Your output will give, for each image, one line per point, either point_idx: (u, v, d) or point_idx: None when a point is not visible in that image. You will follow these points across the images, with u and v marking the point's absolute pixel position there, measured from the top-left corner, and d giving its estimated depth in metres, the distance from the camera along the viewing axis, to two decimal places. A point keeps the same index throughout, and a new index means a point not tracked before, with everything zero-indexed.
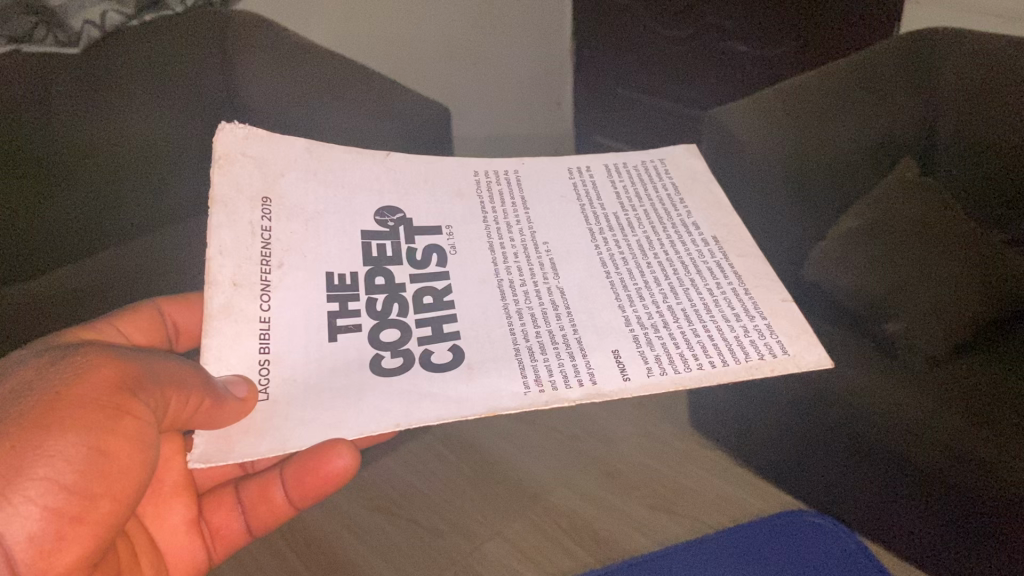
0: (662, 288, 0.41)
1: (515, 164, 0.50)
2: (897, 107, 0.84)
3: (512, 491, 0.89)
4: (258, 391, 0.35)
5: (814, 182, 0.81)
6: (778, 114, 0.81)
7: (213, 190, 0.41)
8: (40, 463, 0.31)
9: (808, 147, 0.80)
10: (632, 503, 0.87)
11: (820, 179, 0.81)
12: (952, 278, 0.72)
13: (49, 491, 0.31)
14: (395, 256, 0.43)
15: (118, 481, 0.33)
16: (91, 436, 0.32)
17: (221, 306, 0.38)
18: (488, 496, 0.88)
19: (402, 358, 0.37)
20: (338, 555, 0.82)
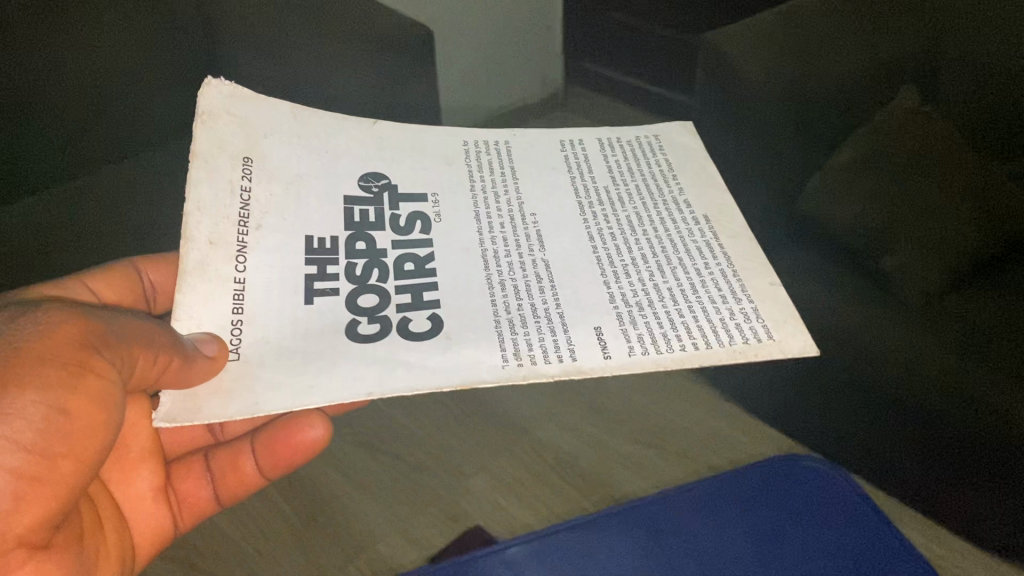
0: (649, 266, 0.40)
1: (507, 135, 0.48)
2: (901, 35, 0.82)
3: (499, 427, 0.88)
4: (229, 350, 0.35)
5: (813, 111, 0.79)
6: (776, 44, 0.79)
7: (195, 143, 0.40)
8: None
9: (807, 80, 0.78)
10: (621, 440, 0.86)
11: (819, 106, 0.79)
12: (947, 213, 0.72)
13: (8, 451, 0.30)
14: (377, 221, 0.42)
15: (81, 442, 0.32)
16: (51, 397, 0.31)
17: (195, 264, 0.37)
18: (474, 430, 0.87)
19: (379, 324, 0.37)
20: (319, 488, 0.82)
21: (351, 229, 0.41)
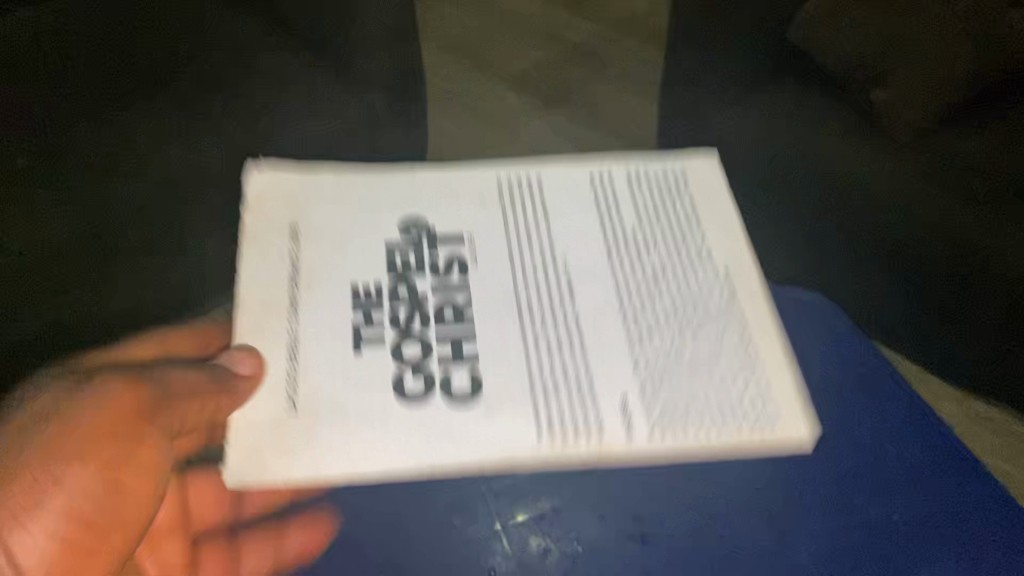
0: (672, 329, 0.43)
1: (538, 166, 0.50)
2: None
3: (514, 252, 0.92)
4: (287, 405, 0.39)
5: None
6: None
7: (246, 229, 0.44)
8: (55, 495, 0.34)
9: None
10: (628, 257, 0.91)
11: None
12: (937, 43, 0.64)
13: (67, 518, 0.35)
14: (418, 264, 0.44)
15: (129, 508, 0.37)
16: (103, 470, 0.35)
17: (253, 331, 0.41)
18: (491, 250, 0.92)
19: (423, 378, 0.40)
20: None
21: (393, 273, 0.44)
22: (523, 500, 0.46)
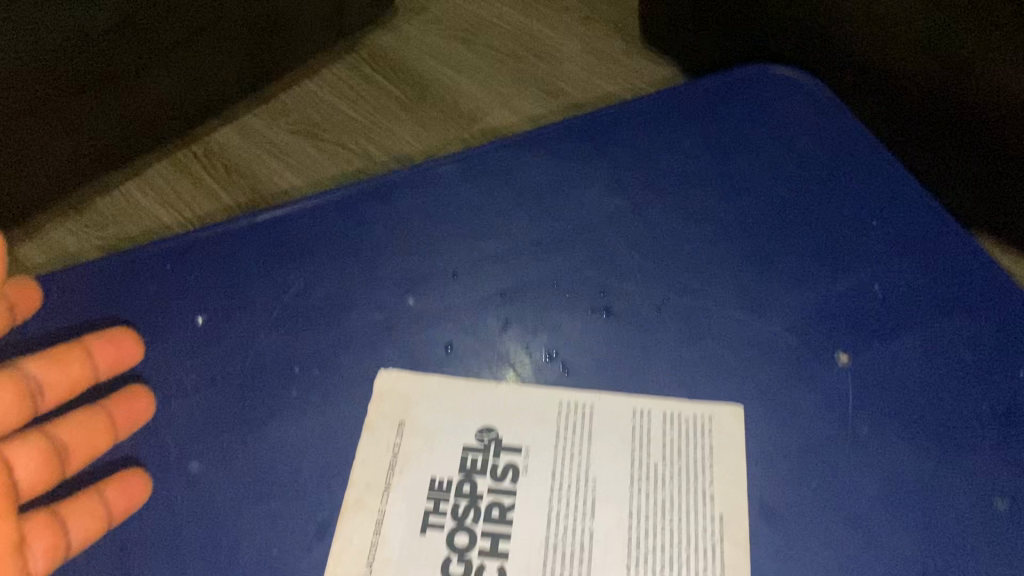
0: (665, 558, 0.55)
1: (594, 398, 0.63)
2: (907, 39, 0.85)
3: None
4: (366, 565, 0.55)
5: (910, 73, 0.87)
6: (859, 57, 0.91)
7: (368, 417, 0.62)
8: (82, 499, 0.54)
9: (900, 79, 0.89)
10: None
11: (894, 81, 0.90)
12: None
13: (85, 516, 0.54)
14: (482, 469, 0.59)
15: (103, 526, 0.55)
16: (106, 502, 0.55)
17: (354, 500, 0.58)
18: None
19: (463, 564, 0.55)
20: None
21: (463, 473, 0.59)
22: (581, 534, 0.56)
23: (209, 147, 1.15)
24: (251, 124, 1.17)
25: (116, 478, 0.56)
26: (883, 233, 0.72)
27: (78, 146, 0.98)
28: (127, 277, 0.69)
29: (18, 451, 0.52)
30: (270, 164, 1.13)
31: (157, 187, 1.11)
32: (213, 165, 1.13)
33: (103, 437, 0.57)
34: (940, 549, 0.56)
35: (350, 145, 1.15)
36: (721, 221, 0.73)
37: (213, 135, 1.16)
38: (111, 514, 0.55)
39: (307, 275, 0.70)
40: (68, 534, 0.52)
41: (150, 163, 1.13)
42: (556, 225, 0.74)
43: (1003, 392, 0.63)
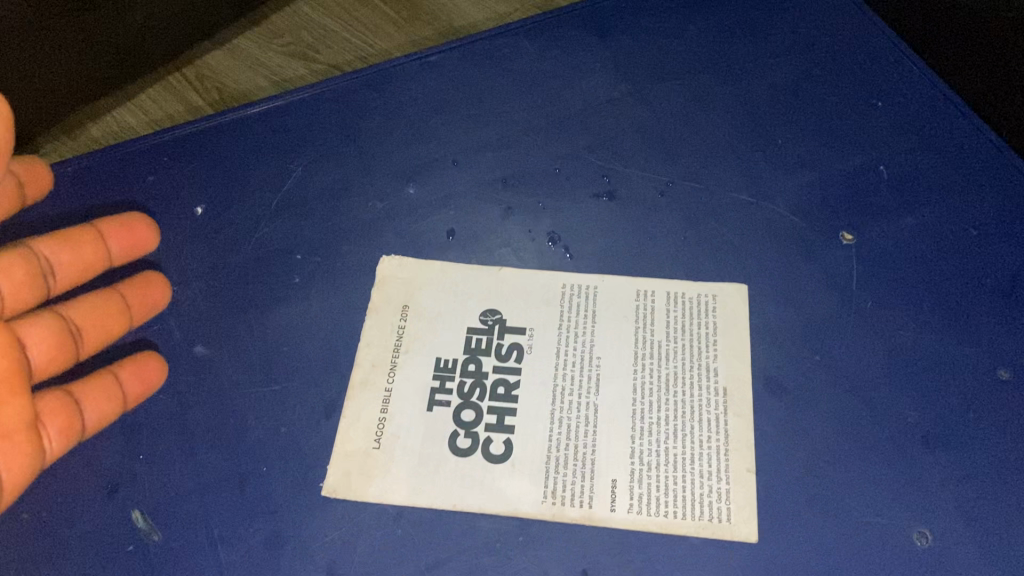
0: (668, 429, 0.56)
1: (598, 280, 0.63)
2: None
3: None
4: (375, 440, 0.56)
5: None
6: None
7: (372, 302, 0.62)
8: (100, 378, 0.54)
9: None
10: None
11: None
12: None
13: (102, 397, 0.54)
14: (487, 349, 0.60)
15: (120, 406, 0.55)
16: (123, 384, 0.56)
17: (361, 380, 0.59)
18: None
19: (470, 439, 0.56)
20: None
21: (467, 353, 0.60)
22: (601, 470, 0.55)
23: (201, 72, 0.96)
24: (244, 47, 0.98)
25: (132, 360, 0.57)
26: (890, 113, 0.70)
27: (68, 75, 0.82)
28: (128, 168, 0.70)
29: (32, 331, 0.51)
30: (268, 87, 0.95)
31: (151, 116, 0.94)
32: (204, 87, 0.95)
33: (118, 320, 0.57)
34: (943, 418, 0.56)
35: (346, 65, 0.96)
36: (724, 103, 0.72)
37: (206, 58, 0.97)
38: (126, 395, 0.56)
39: (303, 164, 0.70)
40: (85, 413, 0.53)
41: (140, 91, 0.95)
42: (556, 113, 0.72)
43: (1008, 265, 0.62)
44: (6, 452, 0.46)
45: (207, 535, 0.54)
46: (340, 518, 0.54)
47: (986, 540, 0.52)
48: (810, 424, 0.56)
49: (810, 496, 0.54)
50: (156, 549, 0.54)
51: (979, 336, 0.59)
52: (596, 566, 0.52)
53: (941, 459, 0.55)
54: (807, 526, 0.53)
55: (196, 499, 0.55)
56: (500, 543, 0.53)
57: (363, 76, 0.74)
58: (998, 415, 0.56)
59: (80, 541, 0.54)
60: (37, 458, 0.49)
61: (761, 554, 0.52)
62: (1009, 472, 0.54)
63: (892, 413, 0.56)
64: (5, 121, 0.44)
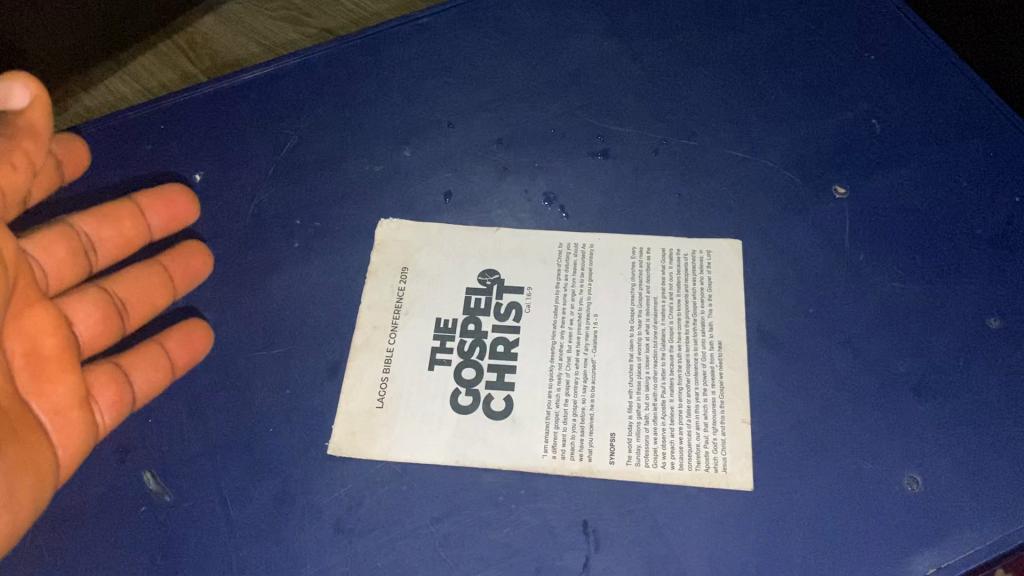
0: (664, 382, 0.57)
1: (594, 238, 0.64)
2: None
3: None
4: (378, 400, 0.58)
5: None
6: None
7: (371, 265, 0.63)
8: (145, 350, 0.56)
9: None
10: None
11: None
12: None
13: (147, 369, 0.55)
14: (485, 308, 0.61)
15: (167, 376, 0.57)
16: (170, 354, 0.57)
17: (363, 341, 0.60)
18: None
19: (471, 397, 0.58)
20: None
21: (466, 313, 0.61)
22: (598, 426, 0.56)
23: (193, 39, 0.96)
24: (236, 12, 0.97)
25: (179, 329, 0.58)
26: (883, 66, 0.70)
27: (54, 47, 0.82)
28: (125, 135, 0.71)
29: (79, 308, 0.54)
30: (260, 52, 0.95)
31: (144, 84, 0.93)
32: (196, 54, 0.95)
33: (162, 292, 0.58)
34: (935, 366, 0.57)
35: (338, 29, 0.95)
36: (718, 60, 0.72)
37: (198, 25, 0.97)
38: (175, 365, 0.57)
39: (300, 128, 0.70)
40: (134, 384, 0.55)
41: (132, 59, 0.95)
42: (550, 72, 0.72)
43: (998, 215, 0.63)
44: (60, 427, 0.50)
45: (217, 494, 0.55)
46: (346, 475, 0.55)
47: (974, 483, 0.53)
48: (803, 375, 0.57)
49: (803, 445, 0.55)
50: (168, 509, 0.55)
51: (969, 285, 0.60)
52: (596, 516, 0.53)
53: (931, 406, 0.56)
54: (800, 473, 0.54)
55: (205, 459, 0.56)
56: (502, 496, 0.54)
57: (356, 38, 0.74)
58: (988, 363, 0.57)
59: (94, 502, 0.56)
60: (90, 430, 0.52)
61: (756, 501, 0.53)
62: (998, 417, 0.55)
63: (883, 362, 0.58)
64: (44, 110, 0.49)
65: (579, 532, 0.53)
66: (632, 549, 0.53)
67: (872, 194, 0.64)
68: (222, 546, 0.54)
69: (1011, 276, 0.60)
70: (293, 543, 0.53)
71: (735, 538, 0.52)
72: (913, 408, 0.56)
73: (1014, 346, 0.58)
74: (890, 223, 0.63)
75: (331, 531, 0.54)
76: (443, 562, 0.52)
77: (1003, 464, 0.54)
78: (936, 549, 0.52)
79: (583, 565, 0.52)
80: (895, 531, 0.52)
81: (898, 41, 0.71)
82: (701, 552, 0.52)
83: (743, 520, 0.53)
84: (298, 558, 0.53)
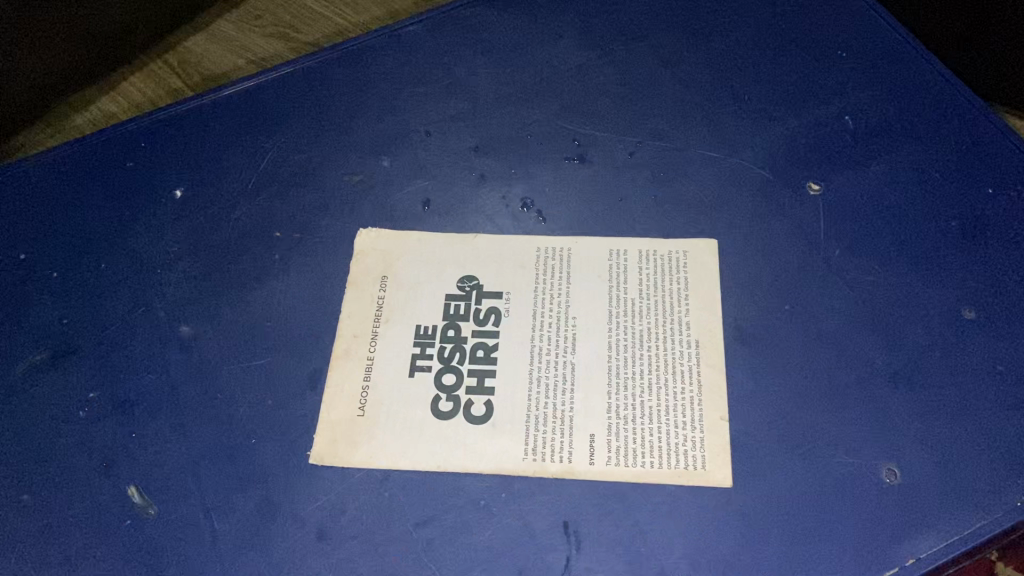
0: (643, 383, 0.58)
1: (572, 242, 0.64)
2: None
3: None
4: (360, 408, 0.58)
5: None
6: None
7: (351, 275, 0.64)
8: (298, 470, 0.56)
9: None
10: None
11: None
12: None
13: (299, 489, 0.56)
14: (465, 314, 0.62)
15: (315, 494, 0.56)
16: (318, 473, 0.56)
17: (344, 351, 0.61)
18: None
19: (452, 402, 0.58)
20: None
21: (446, 319, 0.61)
22: (578, 428, 0.57)
23: (182, 56, 0.95)
24: (224, 29, 0.97)
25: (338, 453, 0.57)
26: (853, 64, 0.71)
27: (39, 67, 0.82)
28: (106, 154, 0.71)
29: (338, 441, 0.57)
30: (249, 66, 0.95)
31: (134, 102, 0.93)
32: (186, 71, 0.94)
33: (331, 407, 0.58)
34: (910, 358, 0.58)
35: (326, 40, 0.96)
36: (692, 62, 0.73)
37: (186, 43, 0.96)
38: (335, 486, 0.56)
39: (278, 142, 0.71)
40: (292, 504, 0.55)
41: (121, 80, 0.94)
42: (525, 79, 0.73)
43: (972, 208, 0.64)
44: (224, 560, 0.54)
45: (201, 506, 0.56)
46: (329, 482, 0.56)
47: (950, 472, 0.54)
48: (779, 371, 0.58)
49: (779, 439, 0.56)
50: (150, 523, 0.55)
51: (942, 278, 0.61)
52: (577, 516, 0.54)
53: (908, 398, 0.57)
54: (777, 468, 0.55)
55: (187, 471, 0.57)
56: (483, 500, 0.55)
57: (333, 51, 0.75)
58: (962, 352, 0.58)
59: (77, 517, 0.56)
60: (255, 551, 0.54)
61: (733, 497, 0.54)
62: (973, 406, 0.56)
63: (860, 356, 0.58)
64: None
65: (561, 532, 0.54)
66: (613, 546, 0.53)
67: (847, 190, 0.65)
68: (206, 557, 0.54)
69: (985, 268, 0.61)
70: (276, 552, 0.54)
71: (714, 534, 0.53)
72: (891, 400, 0.57)
73: (988, 336, 0.58)
74: (866, 217, 0.64)
75: (315, 538, 0.54)
76: (427, 567, 0.53)
77: (979, 453, 0.55)
78: (914, 539, 0.52)
79: (565, 565, 0.53)
80: (874, 523, 0.53)
81: (871, 40, 0.72)
82: (681, 549, 0.53)
83: (724, 515, 0.54)
84: (282, 566, 0.53)
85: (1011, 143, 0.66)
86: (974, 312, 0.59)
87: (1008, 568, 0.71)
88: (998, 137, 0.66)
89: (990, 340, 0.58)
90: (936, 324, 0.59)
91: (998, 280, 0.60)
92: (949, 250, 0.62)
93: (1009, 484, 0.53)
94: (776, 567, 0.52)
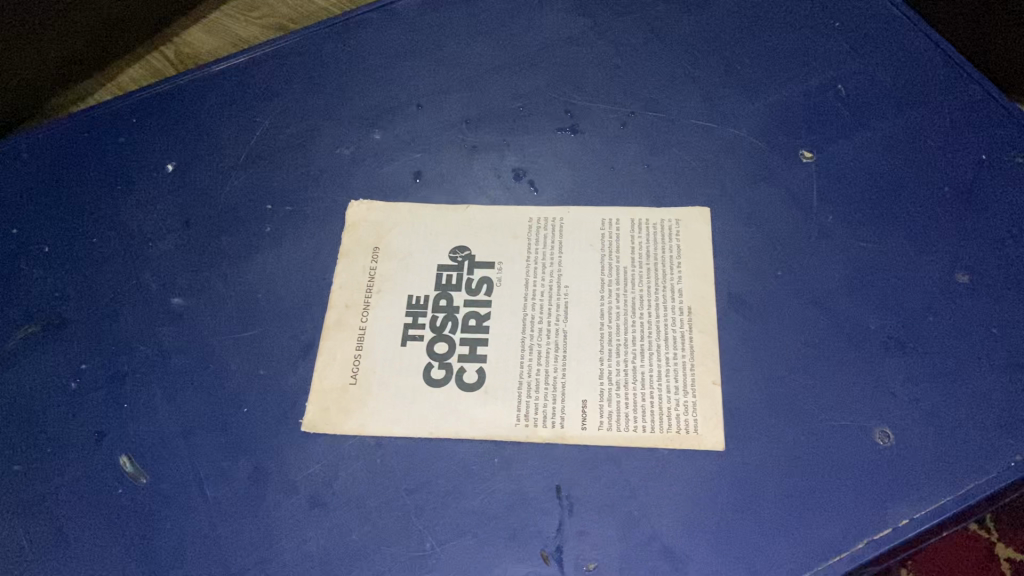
0: (635, 348, 0.58)
1: (563, 211, 0.64)
2: None
3: None
4: (352, 377, 0.58)
5: None
6: None
7: (343, 246, 0.64)
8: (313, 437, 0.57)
9: None
10: None
11: None
12: None
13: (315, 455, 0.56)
14: (457, 284, 0.62)
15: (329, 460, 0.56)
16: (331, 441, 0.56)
17: (337, 321, 0.61)
18: None
19: (444, 370, 0.58)
20: None
21: (439, 289, 0.61)
22: (571, 394, 0.57)
23: (180, 50, 0.95)
24: (222, 21, 0.97)
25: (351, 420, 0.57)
26: (846, 32, 0.71)
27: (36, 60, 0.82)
28: (98, 130, 0.71)
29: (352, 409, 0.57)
30: None
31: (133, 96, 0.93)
32: (184, 66, 0.94)
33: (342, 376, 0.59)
34: (902, 322, 0.58)
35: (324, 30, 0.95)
36: (686, 33, 0.72)
37: (185, 36, 0.96)
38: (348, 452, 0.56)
39: (269, 117, 0.70)
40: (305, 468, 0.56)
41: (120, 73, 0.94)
42: (517, 51, 0.72)
43: (963, 174, 0.63)
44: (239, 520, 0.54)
45: (194, 475, 0.56)
46: (322, 451, 0.56)
47: (942, 434, 0.54)
48: (771, 336, 0.58)
49: (771, 403, 0.56)
50: (143, 492, 0.56)
51: (933, 242, 0.61)
52: (569, 481, 0.54)
53: (900, 361, 0.57)
54: (768, 431, 0.55)
55: (181, 441, 0.57)
56: (476, 466, 0.55)
57: (324, 26, 0.75)
58: (954, 316, 0.58)
59: (71, 486, 0.56)
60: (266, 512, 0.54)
61: (723, 459, 0.54)
62: (965, 370, 0.56)
63: (853, 321, 0.58)
64: None
65: (553, 498, 0.54)
66: (605, 510, 0.53)
67: (839, 157, 0.65)
68: (199, 525, 0.54)
69: (977, 232, 0.61)
70: (269, 519, 0.54)
71: (705, 496, 0.53)
72: (884, 364, 0.57)
73: (980, 300, 0.58)
74: (858, 183, 0.64)
75: (307, 506, 0.54)
76: (419, 533, 0.53)
77: (971, 415, 0.55)
78: (904, 500, 0.52)
79: (557, 529, 0.53)
80: (864, 484, 0.53)
81: (864, 8, 0.72)
82: (672, 511, 0.53)
83: (715, 478, 0.54)
84: (274, 533, 0.54)
85: (1004, 109, 0.66)
86: (967, 276, 0.59)
87: (1008, 548, 0.71)
88: (992, 103, 0.66)
89: (982, 303, 0.58)
90: (928, 289, 0.59)
91: (991, 244, 0.60)
92: (942, 214, 0.62)
93: (1001, 446, 0.53)
94: (766, 527, 0.52)
